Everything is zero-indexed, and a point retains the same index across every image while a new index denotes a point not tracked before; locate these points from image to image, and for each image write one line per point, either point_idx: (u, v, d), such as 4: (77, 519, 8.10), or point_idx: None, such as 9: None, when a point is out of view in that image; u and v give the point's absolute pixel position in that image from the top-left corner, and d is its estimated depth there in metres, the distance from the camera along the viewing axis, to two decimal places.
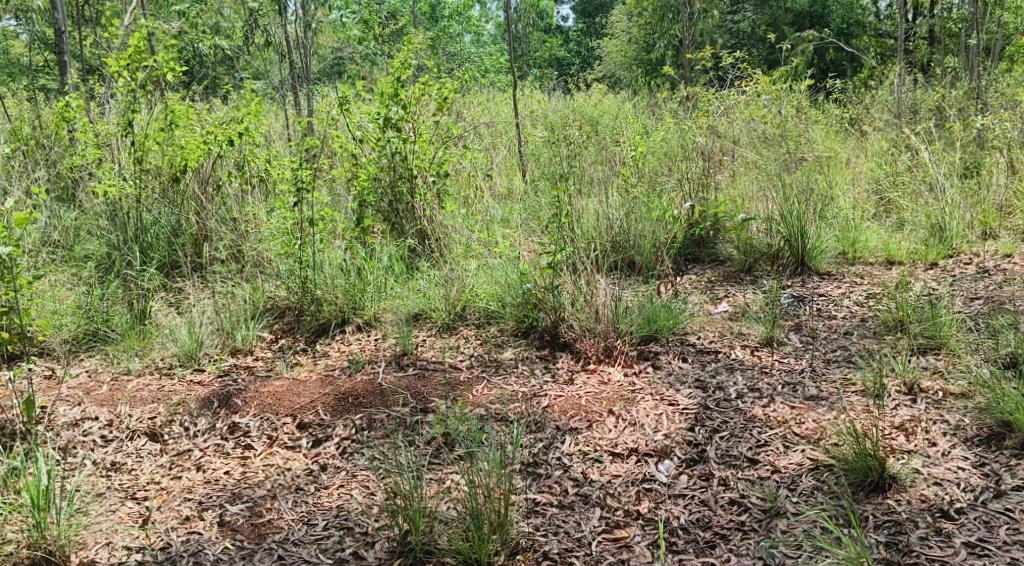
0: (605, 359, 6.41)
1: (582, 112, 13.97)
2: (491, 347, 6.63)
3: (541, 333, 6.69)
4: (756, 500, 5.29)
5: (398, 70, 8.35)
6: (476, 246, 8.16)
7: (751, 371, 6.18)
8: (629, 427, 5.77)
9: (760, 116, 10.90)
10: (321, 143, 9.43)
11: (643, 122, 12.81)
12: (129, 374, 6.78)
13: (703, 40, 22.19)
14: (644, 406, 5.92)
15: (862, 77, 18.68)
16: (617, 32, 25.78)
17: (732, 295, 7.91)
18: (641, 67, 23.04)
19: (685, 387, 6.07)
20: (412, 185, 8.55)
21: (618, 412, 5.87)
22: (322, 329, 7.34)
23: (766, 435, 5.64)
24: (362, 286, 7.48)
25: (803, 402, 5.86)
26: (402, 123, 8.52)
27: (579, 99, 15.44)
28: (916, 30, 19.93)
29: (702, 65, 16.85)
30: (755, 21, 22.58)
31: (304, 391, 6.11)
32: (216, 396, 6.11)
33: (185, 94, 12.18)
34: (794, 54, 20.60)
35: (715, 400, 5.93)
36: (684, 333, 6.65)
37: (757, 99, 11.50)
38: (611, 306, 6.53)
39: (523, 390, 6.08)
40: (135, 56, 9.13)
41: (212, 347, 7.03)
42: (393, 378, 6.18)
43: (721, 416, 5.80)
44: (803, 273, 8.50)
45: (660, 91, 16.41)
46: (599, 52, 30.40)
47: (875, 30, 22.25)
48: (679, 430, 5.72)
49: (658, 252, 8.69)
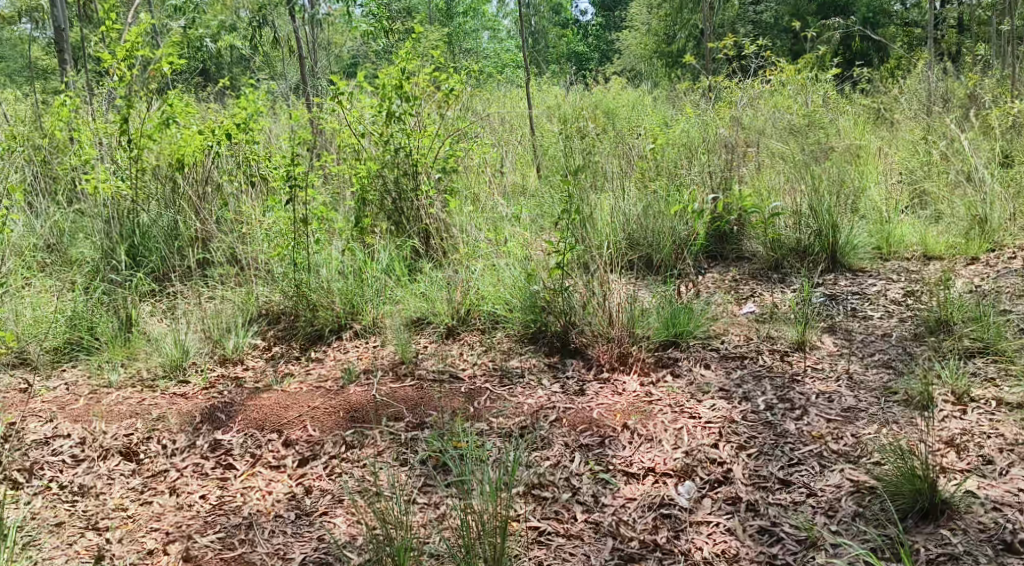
0: (619, 367, 5.89)
1: (599, 105, 13.47)
2: (497, 355, 6.14)
3: (552, 338, 6.19)
4: (789, 529, 4.77)
5: (401, 60, 7.89)
6: (484, 246, 7.68)
7: (781, 379, 5.64)
8: (645, 443, 5.26)
9: (785, 106, 10.36)
10: (323, 140, 8.98)
11: (662, 114, 12.31)
12: (110, 388, 6.33)
13: (725, 31, 21.64)
14: (662, 419, 5.40)
15: (889, 66, 18.10)
16: (637, 26, 25.28)
17: (757, 295, 7.36)
18: (661, 59, 22.51)
19: (708, 397, 5.54)
20: (417, 181, 8.07)
21: (633, 426, 5.35)
22: (318, 336, 6.86)
23: (800, 453, 5.11)
24: (361, 289, 7.00)
25: (840, 413, 5.32)
26: (406, 117, 8.03)
27: (598, 92, 14.95)
28: (945, 18, 19.31)
29: (723, 55, 16.31)
30: (777, 12, 22.00)
31: (293, 404, 5.63)
32: (200, 411, 5.65)
33: (188, 93, 11.78)
34: (818, 43, 20.00)
35: (742, 412, 5.40)
36: (707, 337, 6.13)
37: (782, 88, 10.96)
38: (626, 308, 6.03)
39: (530, 402, 5.57)
40: (129, 51, 8.72)
41: (200, 355, 6.57)
42: (390, 390, 5.69)
43: (748, 431, 5.27)
44: (834, 270, 7.95)
45: (681, 83, 15.89)
46: (618, 45, 29.87)
47: (902, 19, 21.63)
48: (701, 447, 5.20)
49: (679, 252, 8.17)
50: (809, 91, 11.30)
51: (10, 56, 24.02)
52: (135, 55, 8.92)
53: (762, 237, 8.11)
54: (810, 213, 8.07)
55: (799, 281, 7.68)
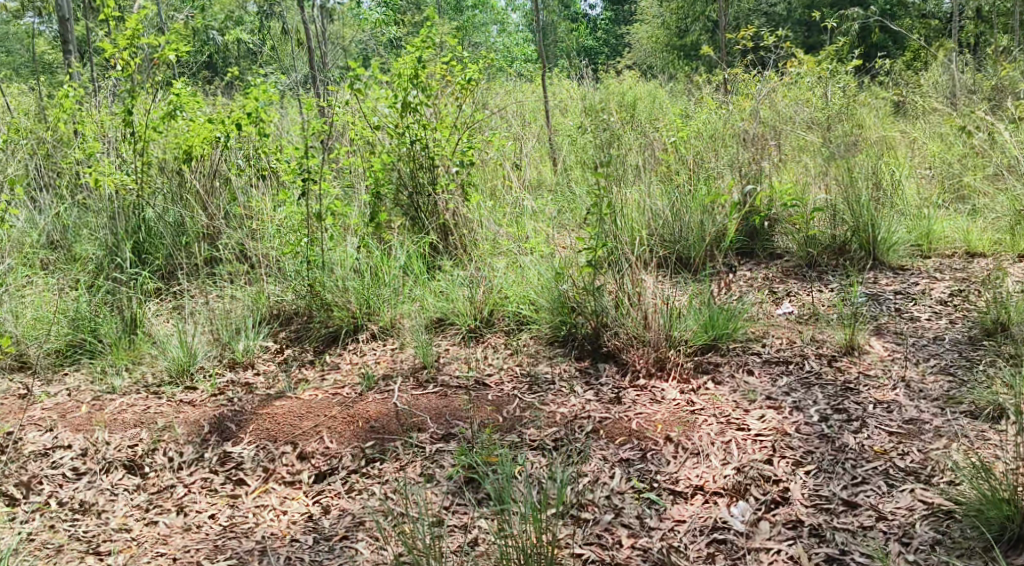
0: (656, 373, 5.54)
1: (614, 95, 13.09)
2: (524, 359, 5.80)
3: (581, 341, 5.86)
4: (860, 557, 4.41)
5: (417, 48, 7.52)
6: (505, 242, 7.36)
7: (833, 387, 5.28)
8: (691, 458, 4.90)
9: (811, 97, 9.99)
10: (335, 133, 8.61)
11: (682, 106, 11.94)
12: (113, 394, 5.96)
13: (739, 24, 21.25)
14: (707, 431, 5.04)
15: (909, 58, 17.71)
16: (648, 19, 24.88)
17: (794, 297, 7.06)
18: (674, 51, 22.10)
19: (755, 407, 5.18)
20: (434, 175, 7.71)
21: (677, 439, 5.00)
22: (333, 338, 6.50)
23: (863, 471, 4.76)
24: (378, 288, 6.63)
25: (902, 426, 4.97)
26: (422, 108, 7.65)
27: (613, 84, 14.58)
28: (963, 10, 18.93)
29: (740, 46, 15.92)
30: (791, 5, 21.66)
31: (308, 413, 5.28)
32: (208, 420, 5.31)
33: (193, 85, 11.41)
34: (834, 36, 19.60)
35: (794, 424, 5.04)
36: (747, 340, 5.77)
37: (808, 79, 10.57)
38: (662, 310, 5.67)
39: (562, 411, 5.21)
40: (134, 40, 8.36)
41: (209, 360, 6.21)
42: (412, 398, 5.34)
43: (803, 445, 4.91)
44: (873, 267, 7.60)
45: (696, 75, 15.51)
46: (628, 38, 29.46)
47: (919, 10, 21.27)
48: (754, 463, 4.84)
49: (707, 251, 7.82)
50: (835, 82, 10.92)
51: (12, 50, 23.67)
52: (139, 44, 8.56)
53: (798, 232, 7.74)
54: (846, 208, 7.73)
55: (838, 280, 7.36)
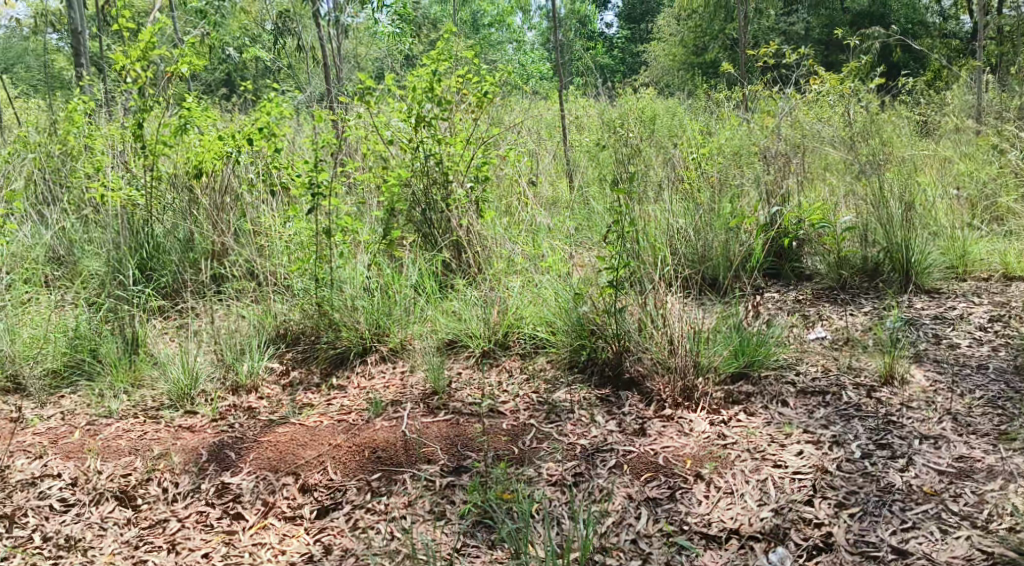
0: (683, 403, 5.25)
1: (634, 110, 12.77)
2: (542, 385, 5.51)
3: (602, 368, 5.56)
4: None
5: (433, 61, 7.25)
6: (521, 261, 7.10)
7: (874, 420, 4.99)
8: (725, 498, 4.64)
9: (838, 113, 9.68)
10: (347, 147, 8.33)
11: (703, 122, 11.63)
12: (110, 418, 5.61)
13: (758, 42, 20.94)
14: (741, 467, 4.78)
15: (933, 77, 17.36)
16: (667, 36, 24.59)
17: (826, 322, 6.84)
18: (693, 68, 21.80)
19: (791, 441, 4.90)
20: (447, 191, 7.40)
21: (708, 477, 4.74)
22: (340, 359, 6.19)
23: (913, 514, 4.50)
24: (388, 308, 6.32)
25: (953, 465, 4.71)
26: (436, 122, 7.36)
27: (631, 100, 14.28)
28: (987, 30, 18.60)
29: (762, 63, 15.59)
30: (811, 23, 21.37)
31: (311, 441, 4.98)
32: (207, 447, 5.01)
33: (204, 98, 11.17)
34: (855, 54, 19.28)
35: (835, 461, 4.77)
36: (781, 367, 5.47)
37: (834, 96, 10.24)
38: (690, 335, 5.38)
39: (583, 443, 4.93)
40: (148, 53, 8.10)
41: (211, 382, 5.84)
42: (423, 426, 5.05)
43: (846, 485, 4.65)
44: (908, 291, 7.33)
45: (716, 91, 15.20)
46: (646, 56, 29.17)
47: (940, 31, 20.96)
48: (793, 505, 4.58)
49: (731, 268, 7.63)
50: (861, 98, 10.59)
51: (27, 62, 23.55)
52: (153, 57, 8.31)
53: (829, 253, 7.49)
54: (879, 230, 7.54)
55: (872, 303, 7.12)
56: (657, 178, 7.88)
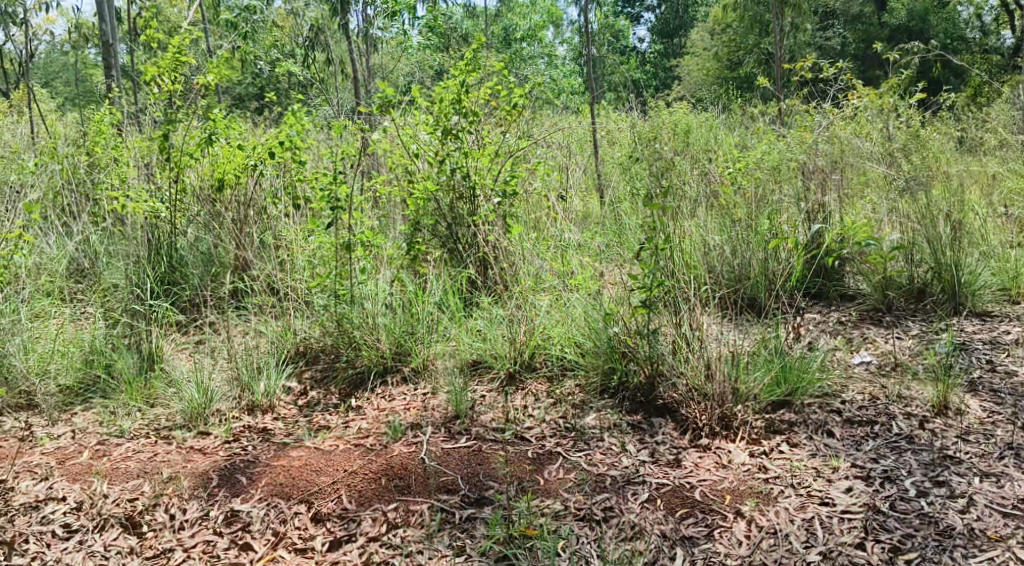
0: (720, 432, 5.00)
1: (666, 123, 12.49)
2: (570, 410, 5.29)
3: (633, 393, 5.34)
4: None
5: (461, 72, 7.04)
6: (549, 279, 6.86)
7: (928, 455, 4.76)
8: (769, 539, 4.38)
9: (879, 128, 9.38)
10: (373, 161, 8.13)
11: (737, 137, 11.34)
12: (121, 438, 5.38)
13: (793, 56, 20.61)
14: (786, 504, 4.52)
15: (973, 93, 16.98)
16: (700, 50, 24.28)
17: (871, 346, 6.69)
18: (728, 82, 21.48)
19: (839, 477, 4.65)
20: (474, 206, 7.17)
21: (750, 515, 4.48)
22: (360, 379, 5.96)
23: (975, 561, 4.25)
24: (411, 326, 6.08)
25: (1016, 506, 4.46)
26: (465, 135, 7.13)
27: (664, 113, 14.01)
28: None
29: (798, 77, 15.27)
30: (847, 38, 21.02)
31: (326, 467, 4.79)
32: (217, 471, 4.82)
33: (230, 108, 11.00)
34: (893, 70, 18.92)
35: (888, 500, 4.51)
36: (825, 395, 5.25)
37: (875, 111, 9.92)
38: (727, 360, 5.13)
39: (613, 474, 4.69)
40: (176, 65, 7.95)
41: (226, 402, 5.61)
42: (444, 454, 4.84)
43: (900, 527, 4.39)
44: (958, 312, 7.06)
45: (751, 105, 14.89)
46: (678, 71, 28.85)
47: (980, 46, 20.56)
48: (843, 548, 4.32)
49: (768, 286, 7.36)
50: (903, 114, 10.27)
51: (58, 71, 23.51)
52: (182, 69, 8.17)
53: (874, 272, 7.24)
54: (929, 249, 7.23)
55: (919, 325, 6.93)
56: (693, 194, 7.61)
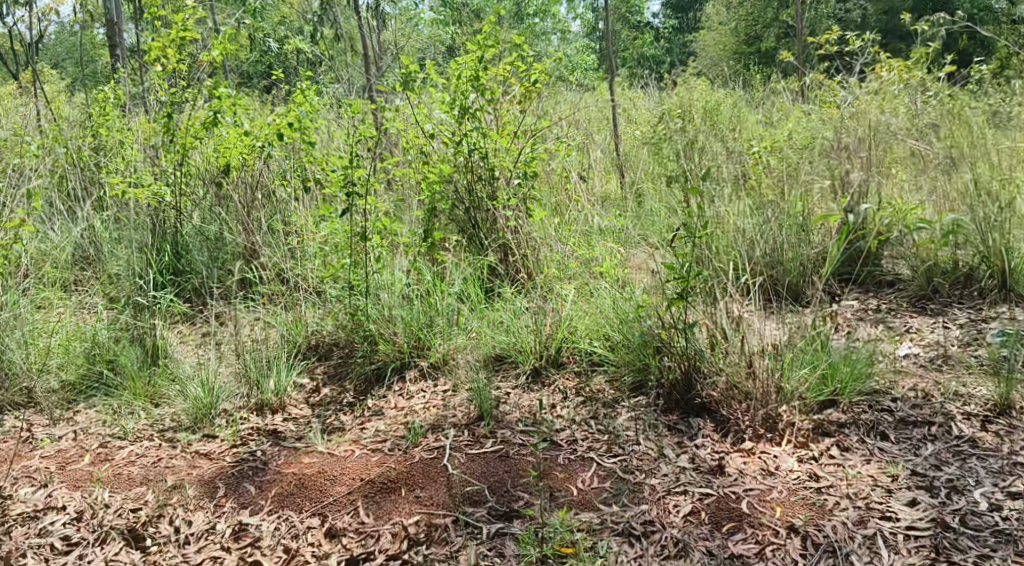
0: (765, 435, 4.75)
1: (686, 98, 12.10)
2: (602, 409, 5.02)
3: (670, 390, 5.04)
4: None
5: (478, 47, 6.64)
6: (575, 266, 6.54)
7: (996, 462, 4.54)
8: (829, 559, 4.14)
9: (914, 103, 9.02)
10: (388, 141, 7.78)
11: (762, 112, 10.96)
12: (123, 441, 5.05)
13: (813, 30, 20.13)
14: (843, 518, 4.28)
15: (1000, 66, 16.53)
16: (716, 24, 23.78)
17: (914, 336, 6.41)
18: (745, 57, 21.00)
19: (901, 488, 4.40)
20: (494, 189, 6.82)
21: (807, 531, 4.23)
22: (376, 376, 5.62)
23: None
24: (430, 318, 5.77)
25: None
26: (482, 113, 6.76)
27: (684, 88, 13.61)
28: None
29: (822, 51, 14.85)
30: (868, 11, 20.54)
31: (341, 475, 4.57)
32: (223, 479, 4.61)
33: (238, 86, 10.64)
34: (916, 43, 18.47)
35: (958, 514, 4.27)
36: (876, 393, 5.05)
37: (909, 84, 9.51)
38: (770, 357, 4.87)
39: (651, 483, 4.47)
40: (180, 42, 7.55)
41: (233, 401, 5.30)
42: (468, 460, 4.62)
43: (973, 546, 4.15)
44: (1008, 297, 6.68)
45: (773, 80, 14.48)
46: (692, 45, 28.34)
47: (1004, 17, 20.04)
48: None
49: (802, 272, 7.03)
50: (938, 86, 9.86)
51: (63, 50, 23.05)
52: (188, 47, 7.79)
53: (915, 257, 7.00)
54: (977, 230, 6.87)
55: (966, 314, 6.60)
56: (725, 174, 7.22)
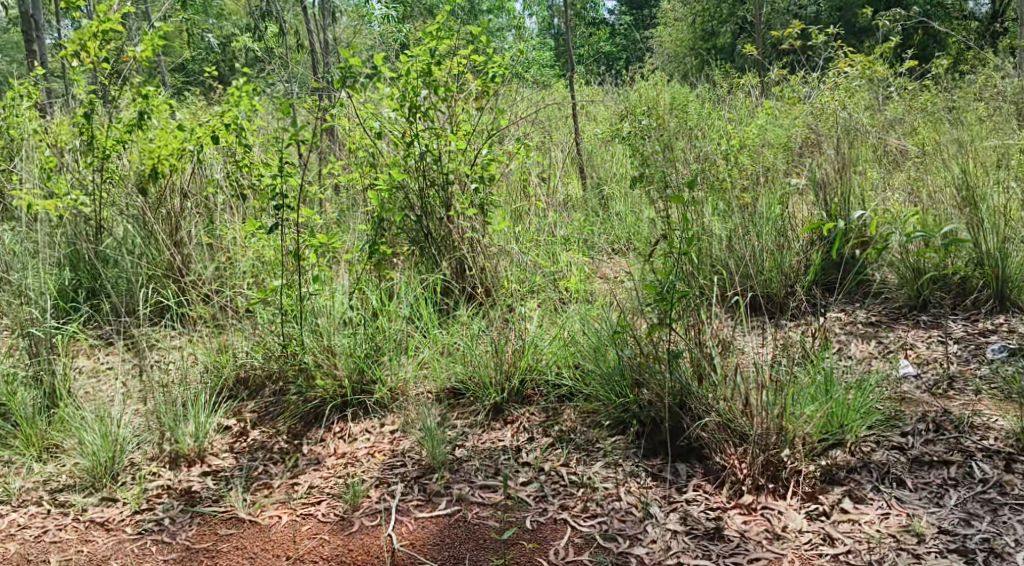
0: (766, 486, 4.18)
1: (648, 93, 11.45)
2: (576, 456, 4.44)
3: (653, 432, 4.49)
4: None
5: (430, 38, 5.87)
6: (540, 281, 5.94)
7: None
8: None
9: (890, 99, 8.51)
10: (329, 143, 7.05)
11: (729, 106, 10.34)
12: (6, 506, 4.36)
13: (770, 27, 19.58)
14: None
15: (959, 62, 16.10)
16: (670, 21, 23.15)
17: (910, 353, 5.78)
18: (700, 55, 20.40)
19: (931, 553, 3.87)
20: (448, 195, 6.09)
21: None
22: (314, 415, 4.86)
23: None
24: (377, 348, 5.01)
25: None
26: (434, 112, 6.06)
27: (641, 84, 12.93)
28: (1014, 18, 17.39)
29: (782, 47, 14.30)
30: (823, 9, 20.07)
31: (264, 552, 4.05)
32: (118, 557, 4.08)
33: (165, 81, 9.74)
34: (874, 40, 18.02)
35: None
36: (882, 426, 4.46)
37: (883, 79, 8.93)
38: (769, 392, 4.28)
39: (640, 555, 3.95)
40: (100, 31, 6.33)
41: (142, 449, 4.59)
42: (422, 531, 4.10)
43: None
44: (1004, 309, 6.09)
45: (731, 75, 13.86)
46: (643, 43, 27.71)
47: (960, 11, 19.62)
48: None
49: (786, 283, 6.39)
50: (911, 82, 9.32)
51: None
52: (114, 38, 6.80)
53: (903, 263, 6.33)
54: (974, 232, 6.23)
55: (962, 327, 6.00)
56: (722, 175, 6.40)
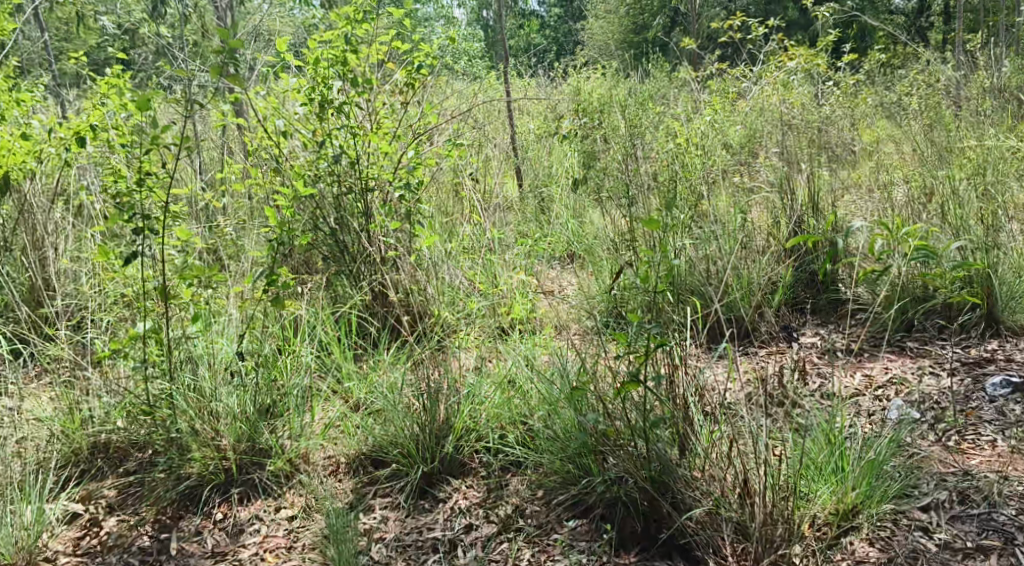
0: None
1: (581, 81, 10.49)
2: (526, 556, 3.56)
3: (625, 519, 3.61)
4: None
5: (344, 20, 4.83)
6: (477, 308, 5.00)
7: None
8: None
9: (854, 83, 7.68)
10: (231, 142, 5.96)
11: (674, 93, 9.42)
12: None
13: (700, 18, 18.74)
14: None
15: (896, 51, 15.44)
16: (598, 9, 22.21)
17: (900, 389, 4.34)
18: (630, 47, 19.50)
19: None
20: (367, 205, 5.02)
21: None
22: (190, 498, 3.87)
23: None
24: (271, 405, 4.03)
25: None
26: (350, 109, 4.98)
27: (571, 73, 11.96)
28: (949, 9, 16.82)
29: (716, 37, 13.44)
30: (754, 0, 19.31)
31: None
32: None
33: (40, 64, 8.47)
34: (807, 31, 17.33)
35: None
36: (899, 498, 3.62)
37: (843, 64, 7.99)
38: (767, 471, 3.42)
39: None
40: None
41: None
42: None
43: None
44: (997, 336, 4.70)
45: (666, 61, 12.93)
46: (568, 33, 26.75)
47: (890, 5, 18.85)
48: None
49: (756, 303, 5.10)
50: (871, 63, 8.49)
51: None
52: None
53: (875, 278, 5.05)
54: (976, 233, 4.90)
55: (954, 355, 4.59)
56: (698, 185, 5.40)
